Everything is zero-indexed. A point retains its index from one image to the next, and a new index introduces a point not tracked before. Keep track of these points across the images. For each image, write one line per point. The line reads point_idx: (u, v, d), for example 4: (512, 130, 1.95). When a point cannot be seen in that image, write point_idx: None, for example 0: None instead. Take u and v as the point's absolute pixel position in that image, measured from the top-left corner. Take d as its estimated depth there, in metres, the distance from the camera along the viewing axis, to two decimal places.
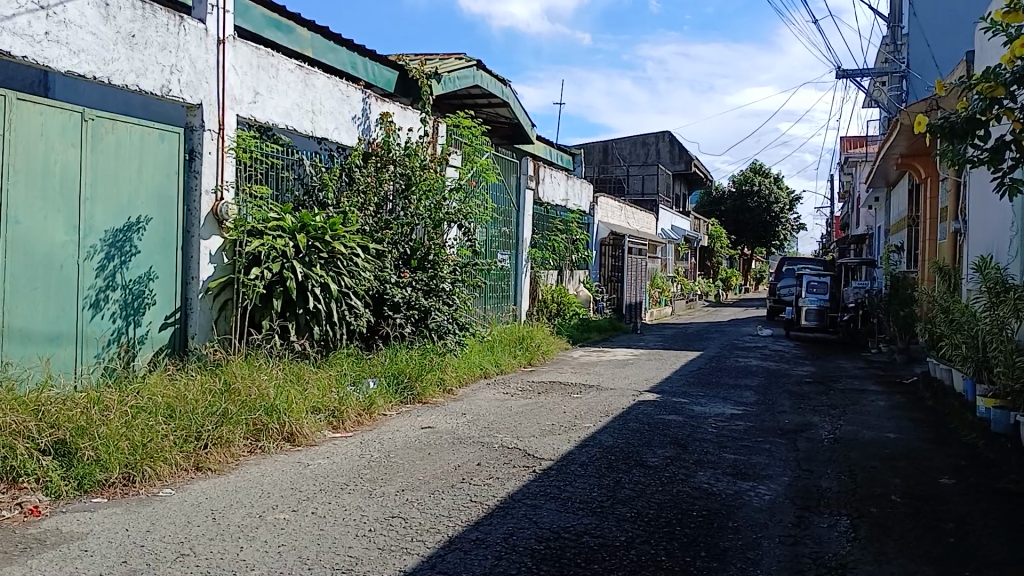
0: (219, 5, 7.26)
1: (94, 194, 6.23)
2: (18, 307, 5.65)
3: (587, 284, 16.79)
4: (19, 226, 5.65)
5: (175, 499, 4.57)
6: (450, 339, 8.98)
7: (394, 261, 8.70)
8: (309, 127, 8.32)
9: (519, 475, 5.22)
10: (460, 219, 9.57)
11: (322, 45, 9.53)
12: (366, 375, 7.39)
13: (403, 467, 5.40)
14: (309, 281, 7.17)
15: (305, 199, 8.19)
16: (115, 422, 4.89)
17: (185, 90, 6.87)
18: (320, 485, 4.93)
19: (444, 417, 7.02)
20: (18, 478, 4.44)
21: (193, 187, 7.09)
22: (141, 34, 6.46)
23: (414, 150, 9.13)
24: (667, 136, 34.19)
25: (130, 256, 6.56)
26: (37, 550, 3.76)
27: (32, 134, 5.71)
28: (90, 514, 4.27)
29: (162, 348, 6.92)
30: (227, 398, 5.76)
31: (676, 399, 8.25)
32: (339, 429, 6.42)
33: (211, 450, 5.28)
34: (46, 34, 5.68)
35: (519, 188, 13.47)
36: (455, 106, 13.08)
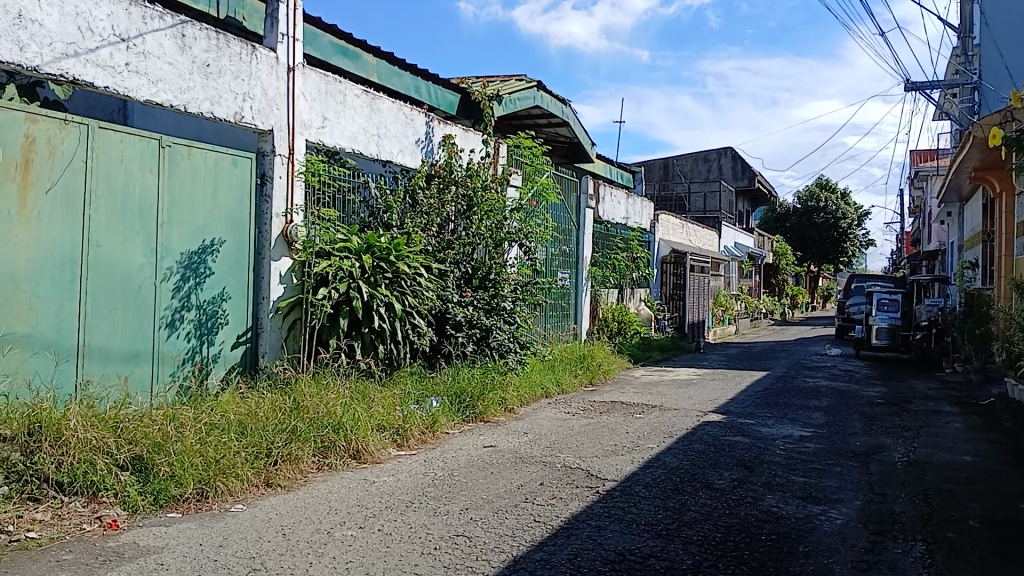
0: (290, 34, 7.49)
1: (171, 218, 6.47)
2: (98, 326, 5.89)
3: (648, 303, 16.64)
4: (99, 249, 5.89)
5: (247, 514, 4.69)
6: (512, 358, 9.06)
7: (456, 281, 8.79)
8: (374, 150, 8.52)
9: (583, 496, 5.19)
10: (521, 238, 9.64)
11: (387, 70, 9.74)
12: (429, 394, 7.48)
13: (466, 486, 5.42)
14: (374, 301, 7.33)
15: (370, 221, 8.38)
16: (190, 438, 5.07)
17: (256, 117, 7.10)
18: (386, 502, 4.99)
19: (507, 436, 7.03)
20: (98, 492, 4.62)
21: (264, 211, 7.31)
22: (216, 64, 6.71)
23: (476, 170, 9.29)
24: (729, 153, 33.80)
25: (205, 278, 6.79)
26: (116, 563, 3.90)
27: (114, 161, 5.96)
28: (165, 528, 4.41)
29: (234, 366, 7.12)
30: (297, 416, 5.90)
31: (743, 421, 8.10)
32: (404, 447, 6.50)
33: (282, 466, 5.40)
34: (127, 65, 5.95)
35: (579, 206, 13.50)
36: (516, 126, 13.17)
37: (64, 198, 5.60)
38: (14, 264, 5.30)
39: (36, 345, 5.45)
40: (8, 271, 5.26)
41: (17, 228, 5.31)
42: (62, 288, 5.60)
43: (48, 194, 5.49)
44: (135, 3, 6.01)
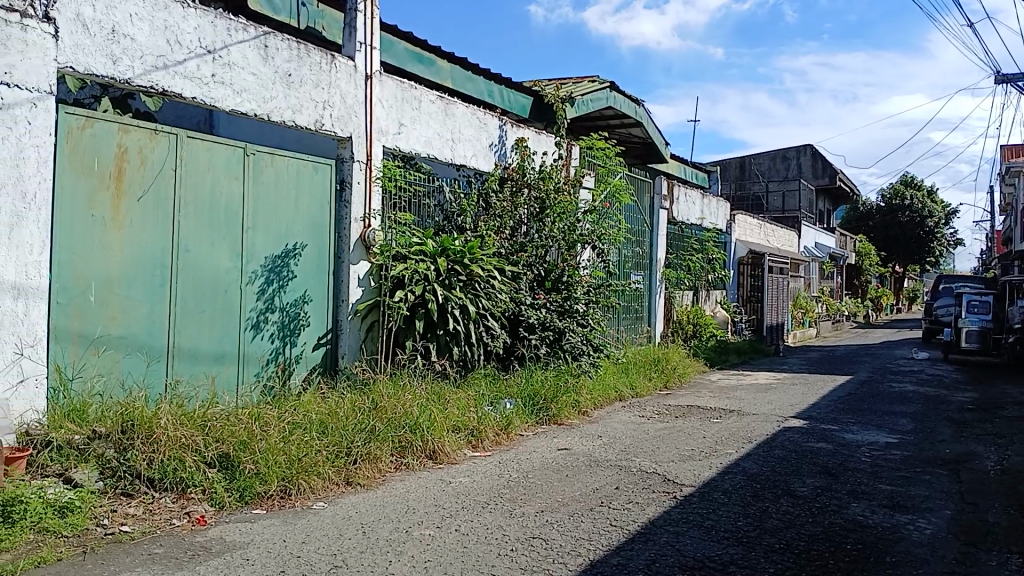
0: (367, 43, 7.66)
1: (255, 223, 6.68)
2: (187, 328, 6.13)
3: (725, 305, 16.34)
4: (189, 254, 6.12)
5: (328, 512, 4.80)
6: (585, 360, 8.92)
7: (529, 283, 8.82)
8: (448, 155, 8.62)
9: (660, 501, 5.13)
10: (594, 240, 9.60)
11: (461, 75, 9.84)
12: (503, 396, 7.50)
13: (541, 488, 5.43)
14: (449, 303, 7.40)
15: (445, 224, 8.56)
16: (274, 436, 5.23)
17: (335, 124, 7.28)
18: (462, 503, 5.04)
19: (581, 439, 7.01)
20: (187, 488, 4.80)
21: (343, 216, 7.48)
22: (297, 73, 6.91)
23: (549, 172, 9.32)
24: (808, 150, 32.94)
25: (287, 281, 6.99)
26: (204, 557, 4.04)
27: (201, 168, 6.19)
28: (251, 524, 4.55)
29: (315, 367, 7.31)
30: (376, 416, 6.02)
31: (825, 426, 7.88)
32: (478, 448, 6.54)
33: (361, 465, 5.51)
34: (213, 76, 6.18)
35: (653, 207, 13.38)
36: (588, 128, 13.13)
37: (154, 205, 5.84)
38: (109, 268, 5.56)
39: (129, 345, 5.71)
40: (103, 276, 5.52)
41: (111, 234, 5.57)
42: (153, 292, 5.85)
43: (139, 201, 5.73)
44: (221, 16, 6.23)
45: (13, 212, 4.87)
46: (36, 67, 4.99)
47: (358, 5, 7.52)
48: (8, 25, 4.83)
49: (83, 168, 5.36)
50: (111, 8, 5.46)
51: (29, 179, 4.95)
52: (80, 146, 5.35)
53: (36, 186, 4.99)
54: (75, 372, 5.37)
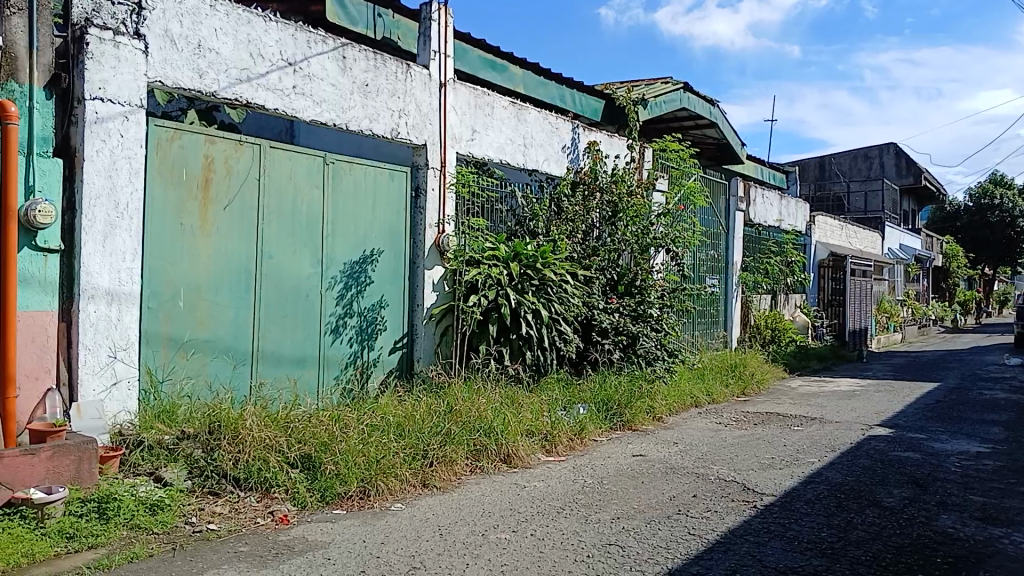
0: (441, 51, 7.76)
1: (335, 230, 6.83)
2: (270, 332, 6.31)
3: (805, 309, 15.90)
4: (272, 260, 6.30)
5: (406, 513, 4.87)
6: (660, 365, 8.80)
7: (602, 287, 8.77)
8: (521, 160, 8.66)
9: (740, 510, 5.03)
10: (668, 244, 9.49)
11: (533, 80, 9.86)
12: (576, 401, 7.47)
13: (617, 494, 5.38)
14: (521, 307, 7.43)
15: (517, 229, 8.53)
16: (353, 438, 5.34)
17: (411, 132, 7.41)
18: (537, 507, 5.04)
19: (656, 446, 6.93)
20: (271, 488, 4.94)
21: (419, 222, 7.60)
22: (374, 83, 7.05)
23: (621, 176, 9.28)
24: (891, 149, 31.84)
25: (365, 286, 7.13)
26: (287, 556, 4.15)
27: (284, 178, 6.37)
28: (331, 524, 4.66)
29: (392, 371, 7.44)
30: (451, 419, 6.08)
31: (912, 435, 7.59)
32: (553, 453, 6.52)
33: (437, 468, 5.57)
34: (294, 87, 6.36)
35: (729, 209, 13.16)
36: (661, 130, 13.00)
37: (239, 214, 6.04)
38: (197, 275, 5.77)
39: (216, 349, 5.91)
40: (191, 282, 5.73)
41: (199, 242, 5.78)
42: (239, 297, 6.05)
43: (225, 210, 5.94)
44: (301, 28, 6.41)
45: (107, 221, 5.11)
46: (128, 82, 5.23)
47: (432, 14, 7.63)
48: (103, 43, 5.08)
49: (172, 179, 5.59)
50: (198, 24, 5.68)
51: (122, 190, 5.19)
52: (170, 158, 5.58)
53: (128, 197, 5.23)
54: (165, 375, 5.60)
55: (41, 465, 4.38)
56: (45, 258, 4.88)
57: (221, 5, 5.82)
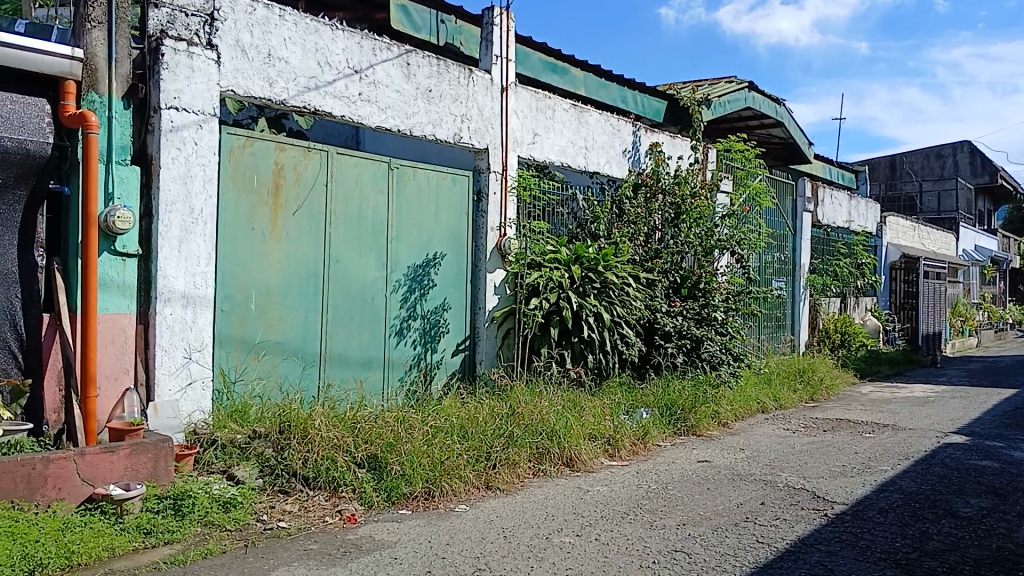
0: (503, 55, 7.80)
1: (399, 234, 6.92)
2: (337, 335, 6.43)
3: (875, 313, 15.45)
4: (339, 264, 6.42)
5: (470, 515, 4.91)
6: (725, 370, 8.66)
7: (665, 290, 8.68)
8: (582, 162, 8.65)
9: (809, 518, 4.92)
10: (733, 246, 9.32)
11: (595, 82, 9.82)
12: (639, 405, 7.40)
13: (682, 501, 5.31)
14: (583, 310, 7.42)
15: (578, 232, 8.51)
16: (418, 440, 5.40)
17: (473, 137, 7.46)
18: (601, 512, 5.01)
19: (722, 451, 6.82)
20: (339, 487, 5.04)
21: (481, 226, 7.65)
22: (437, 88, 7.12)
23: (684, 177, 9.17)
24: (966, 146, 30.74)
25: (429, 289, 7.20)
26: (355, 554, 4.22)
27: (350, 183, 6.48)
28: (397, 523, 4.71)
29: (455, 373, 7.50)
30: (513, 421, 6.09)
31: (991, 443, 7.30)
32: (616, 457, 6.47)
33: (500, 470, 5.59)
34: (360, 94, 6.48)
35: (796, 211, 12.90)
36: (725, 130, 12.80)
37: (308, 219, 6.17)
38: (268, 279, 5.91)
39: (286, 351, 6.05)
40: (262, 285, 5.88)
41: (269, 246, 5.92)
42: (307, 300, 6.18)
43: (294, 216, 6.07)
44: (366, 36, 6.52)
45: (183, 226, 5.28)
46: (202, 92, 5.39)
47: (494, 19, 7.67)
48: (177, 54, 5.25)
49: (244, 186, 5.74)
50: (268, 34, 5.83)
51: (196, 196, 5.36)
52: (242, 165, 5.73)
53: (202, 203, 5.40)
54: (237, 376, 5.75)
55: (120, 463, 4.55)
56: (124, 262, 5.07)
57: (289, 15, 5.96)
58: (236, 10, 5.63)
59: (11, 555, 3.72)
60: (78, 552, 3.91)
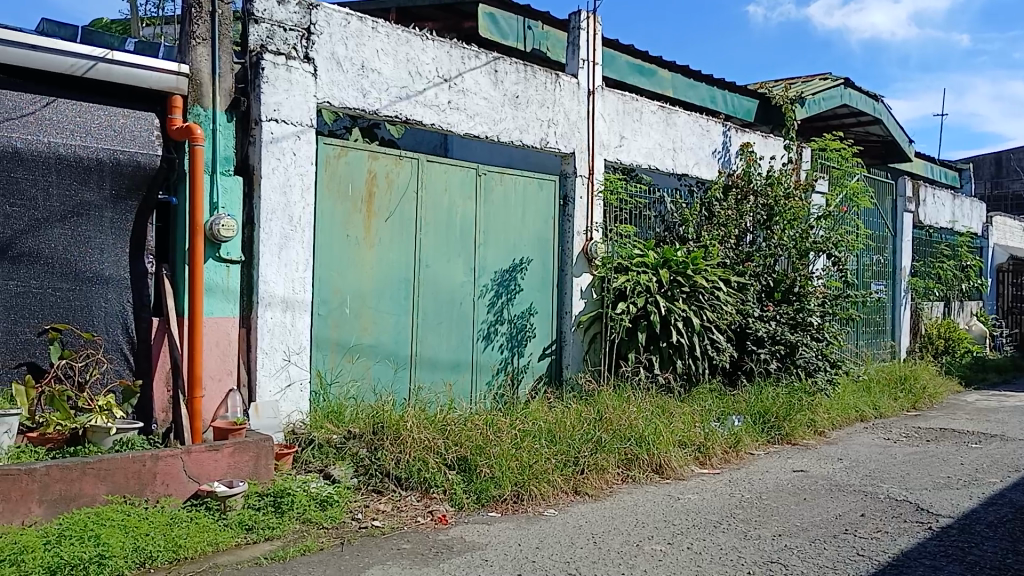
0: (590, 59, 7.79)
1: (487, 239, 6.99)
2: (427, 338, 6.53)
3: (982, 318, 14.68)
4: (428, 269, 6.52)
5: (559, 519, 4.91)
6: (821, 377, 8.38)
7: (757, 294, 8.49)
8: (670, 164, 8.56)
9: (912, 532, 4.72)
10: (830, 248, 9.01)
11: (683, 83, 9.68)
12: (731, 412, 7.24)
13: (778, 511, 5.17)
14: (672, 315, 7.33)
15: (665, 236, 8.48)
16: (507, 443, 5.44)
17: (560, 141, 7.48)
18: (692, 520, 4.94)
19: (818, 461, 6.61)
20: (430, 488, 5.12)
21: (567, 230, 7.65)
22: (524, 94, 7.17)
23: (778, 178, 8.92)
24: None
25: (515, 293, 7.24)
26: (447, 555, 4.28)
27: (439, 190, 6.58)
28: (488, 526, 4.75)
29: (541, 377, 7.52)
30: (602, 427, 6.05)
31: None
32: (707, 465, 6.35)
33: (589, 475, 5.57)
34: (449, 102, 6.58)
35: (895, 211, 12.41)
36: (819, 129, 12.42)
37: (399, 225, 6.30)
38: (361, 283, 6.06)
39: (379, 354, 6.19)
40: (356, 290, 6.04)
41: (363, 252, 6.07)
42: (398, 305, 6.30)
43: (386, 222, 6.21)
44: (455, 45, 6.62)
45: (282, 234, 5.49)
46: (299, 104, 5.59)
47: (581, 23, 7.66)
48: (276, 68, 5.46)
49: (339, 195, 5.91)
50: (361, 46, 5.99)
51: (295, 205, 5.55)
52: (337, 174, 5.90)
53: (300, 211, 5.59)
54: (333, 377, 5.92)
55: (224, 461, 4.75)
56: (228, 268, 5.30)
57: (382, 27, 6.11)
58: (331, 23, 5.81)
59: (124, 548, 3.93)
60: (186, 546, 4.10)
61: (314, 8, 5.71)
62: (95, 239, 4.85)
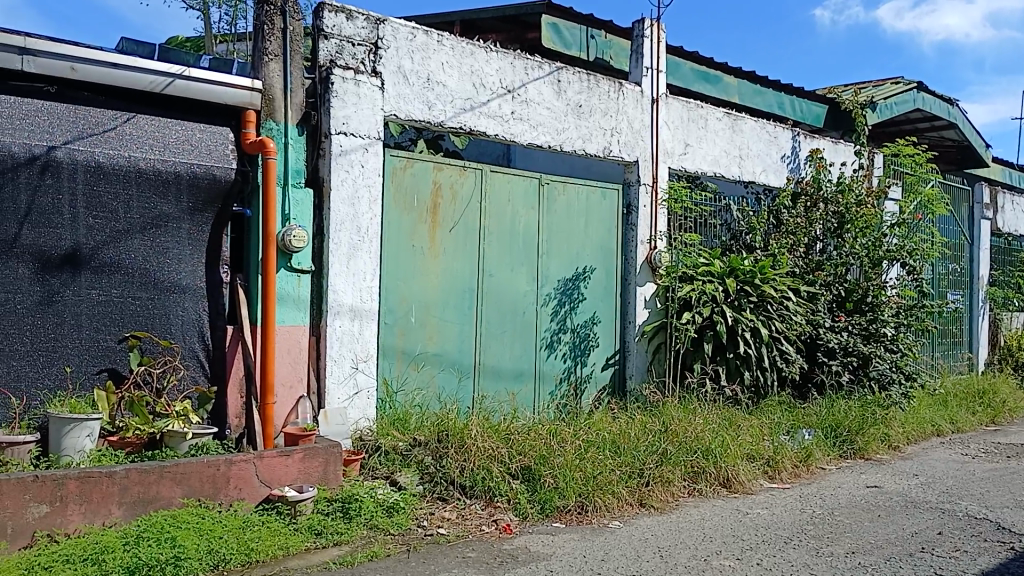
0: (654, 67, 7.74)
1: (550, 248, 6.99)
2: (491, 348, 6.56)
3: None
4: (492, 278, 6.55)
5: (624, 532, 4.86)
6: (895, 390, 8.11)
7: (828, 304, 8.30)
8: (736, 172, 8.44)
9: (994, 552, 4.53)
10: (904, 257, 8.73)
11: (750, 89, 9.53)
12: (801, 425, 7.07)
13: (851, 528, 5.02)
14: (739, 325, 7.22)
15: (732, 244, 8.34)
16: (571, 453, 5.42)
17: (623, 150, 7.44)
18: (762, 536, 4.83)
19: (893, 477, 6.39)
20: (494, 497, 5.14)
21: (631, 239, 7.60)
22: (587, 103, 7.16)
23: (849, 185, 8.70)
24: None
25: (579, 303, 7.21)
26: (512, 564, 4.28)
27: (502, 199, 6.61)
28: (552, 536, 4.74)
29: (605, 387, 7.47)
30: (667, 438, 5.98)
31: None
32: (776, 479, 6.20)
33: (654, 488, 5.50)
34: (513, 113, 6.62)
35: (972, 218, 11.98)
36: (891, 134, 12.08)
37: (463, 235, 6.35)
38: (426, 293, 6.13)
39: (443, 363, 6.24)
40: (421, 299, 6.10)
41: (428, 262, 6.14)
42: (463, 314, 6.35)
43: (450, 233, 6.26)
44: (519, 56, 6.65)
45: (351, 244, 5.59)
46: (367, 117, 5.69)
47: (645, 31, 7.62)
48: (345, 82, 5.57)
49: (405, 205, 5.99)
50: (427, 59, 6.07)
51: (362, 216, 5.65)
52: (403, 185, 5.99)
53: (368, 222, 5.69)
54: (399, 385, 5.98)
55: (294, 466, 4.85)
56: (299, 278, 5.41)
57: (447, 40, 6.18)
58: (398, 37, 5.90)
59: (198, 550, 4.04)
60: (258, 549, 4.19)
61: (381, 23, 5.81)
62: (173, 249, 5.01)
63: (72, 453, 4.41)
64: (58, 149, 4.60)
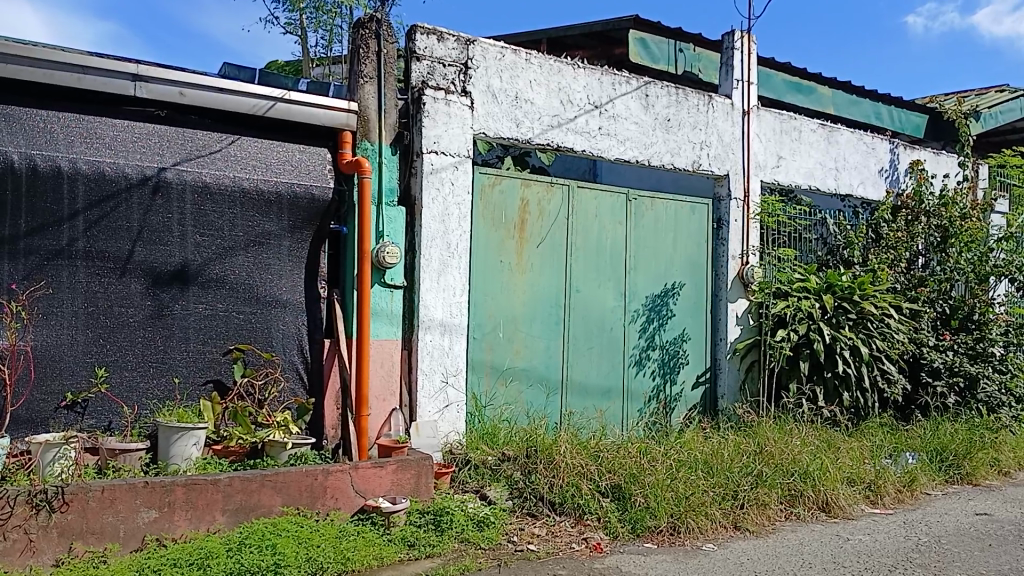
0: (745, 79, 7.60)
1: (637, 264, 6.93)
2: (578, 364, 6.54)
3: None
4: (579, 294, 6.54)
5: (719, 555, 4.75)
6: (1005, 414, 7.70)
7: (932, 321, 7.97)
8: (832, 184, 8.22)
9: None
10: (1013, 272, 8.31)
11: (846, 100, 9.26)
12: (904, 449, 6.76)
13: (960, 558, 4.79)
14: (837, 344, 6.99)
15: (829, 259, 8.15)
16: (662, 472, 5.33)
17: (713, 164, 7.33)
18: (865, 563, 4.65)
19: (1005, 505, 6.04)
20: (584, 515, 5.10)
21: (721, 254, 7.47)
22: (676, 117, 7.09)
23: (952, 198, 8.36)
24: None
25: (667, 319, 7.11)
26: None
27: (590, 215, 6.60)
28: (644, 557, 4.67)
29: (695, 406, 7.35)
30: (762, 460, 5.82)
31: None
32: (879, 504, 5.95)
33: (749, 510, 5.35)
34: (600, 128, 6.62)
35: None
36: (997, 144, 11.53)
37: (551, 251, 6.36)
38: (514, 308, 6.17)
39: (531, 378, 6.26)
40: (510, 315, 6.15)
41: (516, 278, 6.18)
42: (550, 329, 6.36)
43: (539, 248, 6.29)
44: (606, 72, 6.66)
45: (441, 260, 5.69)
46: (457, 135, 5.80)
47: (735, 43, 7.53)
48: (436, 102, 5.69)
49: (494, 222, 6.06)
50: (515, 78, 6.14)
51: (452, 233, 5.75)
52: (491, 202, 6.05)
53: (458, 238, 5.78)
54: (487, 400, 6.02)
55: (388, 478, 4.95)
56: (391, 293, 5.53)
57: (535, 58, 6.24)
58: (487, 57, 5.99)
59: (298, 557, 4.15)
60: (354, 559, 4.29)
61: (471, 43, 5.91)
62: (274, 266, 5.20)
63: (179, 462, 4.61)
64: (169, 171, 4.85)
